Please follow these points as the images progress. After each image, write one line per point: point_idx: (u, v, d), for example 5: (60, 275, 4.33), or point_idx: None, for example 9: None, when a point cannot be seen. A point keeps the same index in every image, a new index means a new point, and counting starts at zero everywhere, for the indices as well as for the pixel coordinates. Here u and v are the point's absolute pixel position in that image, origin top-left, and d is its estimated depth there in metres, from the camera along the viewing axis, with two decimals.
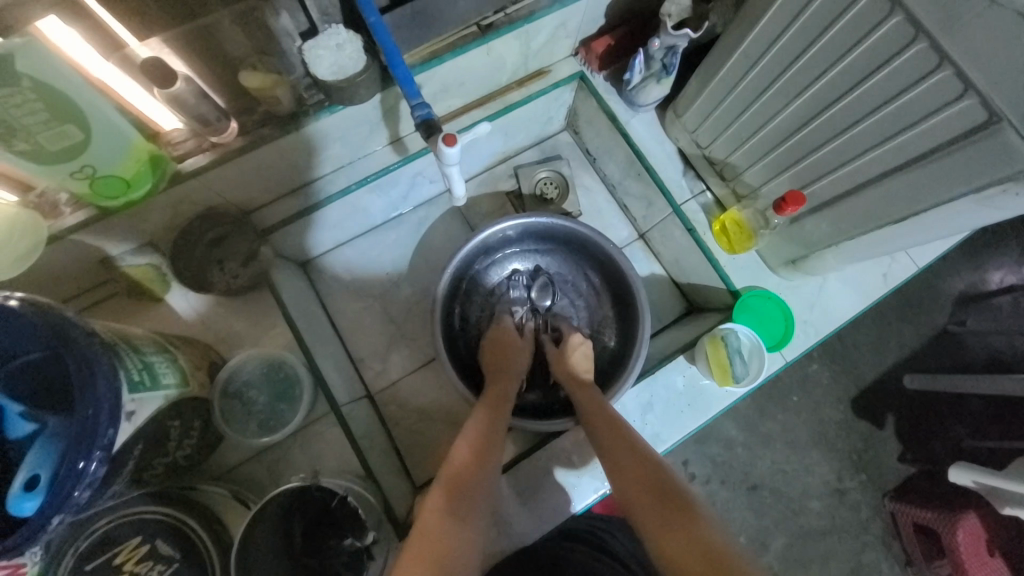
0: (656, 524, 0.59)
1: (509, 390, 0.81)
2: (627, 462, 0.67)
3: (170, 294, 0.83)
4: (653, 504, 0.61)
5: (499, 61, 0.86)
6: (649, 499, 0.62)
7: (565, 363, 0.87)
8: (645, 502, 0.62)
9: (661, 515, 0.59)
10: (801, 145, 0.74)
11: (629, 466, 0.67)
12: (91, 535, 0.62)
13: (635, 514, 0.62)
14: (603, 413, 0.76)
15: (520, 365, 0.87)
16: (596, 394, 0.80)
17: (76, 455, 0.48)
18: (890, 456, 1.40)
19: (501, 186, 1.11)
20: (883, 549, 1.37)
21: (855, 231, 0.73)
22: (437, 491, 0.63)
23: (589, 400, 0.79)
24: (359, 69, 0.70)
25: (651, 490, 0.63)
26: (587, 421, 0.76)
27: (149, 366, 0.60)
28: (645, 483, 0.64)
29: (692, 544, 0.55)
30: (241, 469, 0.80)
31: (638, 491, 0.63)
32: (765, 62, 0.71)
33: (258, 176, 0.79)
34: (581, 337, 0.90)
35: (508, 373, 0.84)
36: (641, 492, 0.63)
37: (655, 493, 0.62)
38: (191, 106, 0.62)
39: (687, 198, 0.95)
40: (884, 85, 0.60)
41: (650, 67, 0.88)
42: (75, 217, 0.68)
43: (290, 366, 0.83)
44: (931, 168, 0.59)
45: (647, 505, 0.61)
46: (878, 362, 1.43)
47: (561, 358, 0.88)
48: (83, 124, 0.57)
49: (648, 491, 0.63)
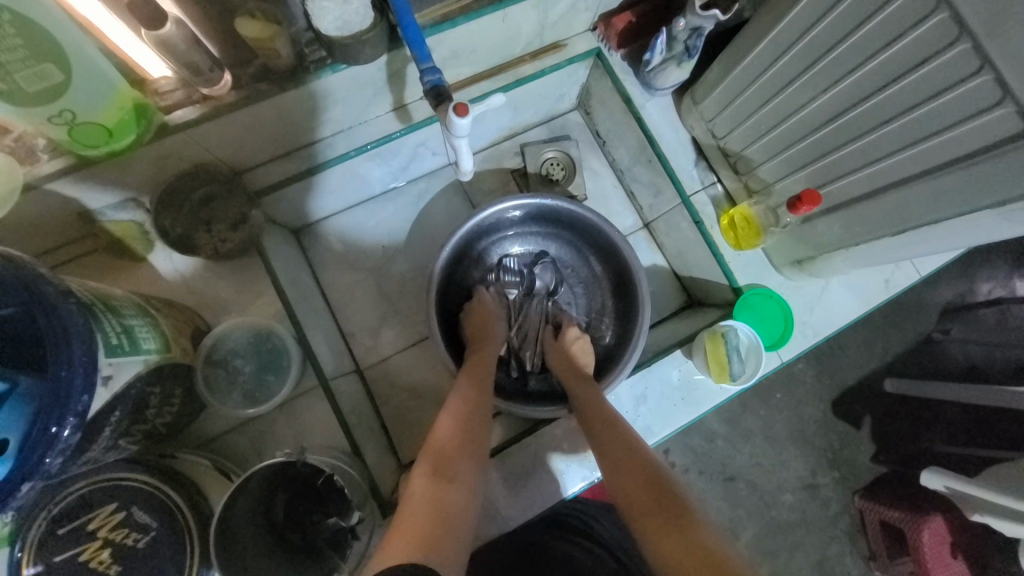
0: (651, 525, 0.59)
1: (489, 362, 0.79)
2: (624, 458, 0.66)
3: (153, 254, 0.77)
4: (646, 499, 0.62)
5: (515, 29, 0.81)
6: (644, 498, 0.62)
7: (562, 343, 0.88)
8: (640, 495, 0.62)
9: (660, 517, 0.59)
10: (821, 142, 0.71)
11: (624, 459, 0.66)
12: (64, 500, 0.60)
13: (630, 509, 0.62)
14: (595, 398, 0.76)
15: (499, 339, 0.84)
16: (592, 385, 0.79)
17: (48, 420, 0.46)
18: (863, 455, 1.43)
19: (506, 163, 1.07)
20: (848, 543, 1.42)
21: (867, 235, 0.72)
22: (424, 467, 0.61)
23: (585, 390, 0.78)
24: (367, 26, 0.65)
25: (643, 482, 0.63)
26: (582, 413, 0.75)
27: (129, 330, 0.56)
28: (641, 481, 0.64)
29: (688, 542, 0.56)
30: (220, 439, 0.77)
31: (636, 488, 0.63)
32: (798, 50, 0.67)
33: (252, 135, 0.75)
34: (578, 330, 0.89)
35: (490, 345, 0.82)
36: (633, 484, 0.64)
37: (649, 485, 0.63)
38: (181, 53, 0.58)
39: (697, 189, 0.92)
40: (921, 85, 0.57)
41: (672, 48, 0.83)
42: (53, 164, 0.64)
43: (277, 337, 0.79)
44: (957, 177, 0.57)
45: (640, 498, 0.62)
46: (862, 364, 1.45)
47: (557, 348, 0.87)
48: (64, 65, 0.51)
49: (640, 482, 0.63)
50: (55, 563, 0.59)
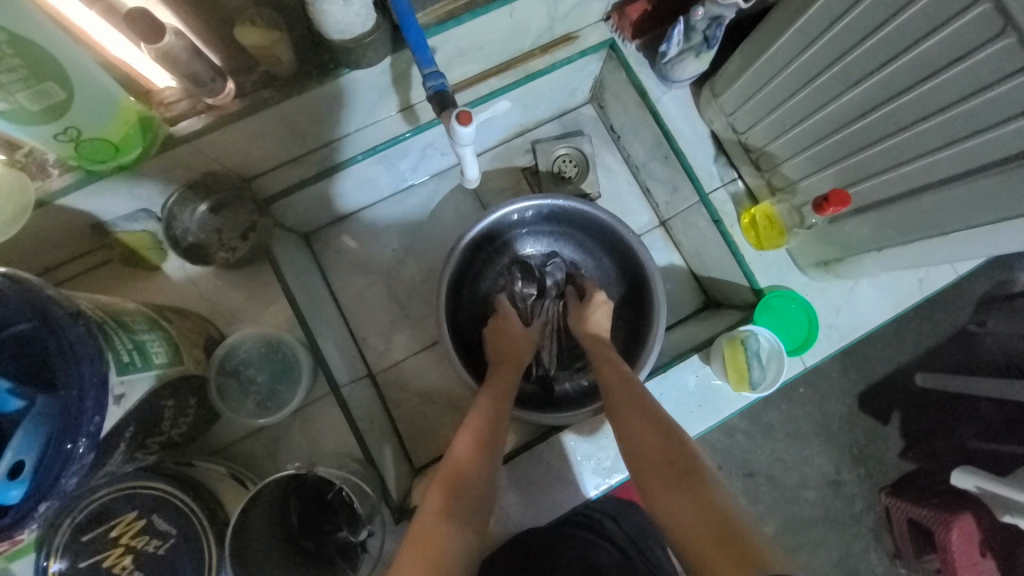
0: (663, 492, 0.56)
1: (515, 376, 0.77)
2: (638, 428, 0.64)
3: (167, 263, 0.80)
4: (662, 474, 0.58)
5: (523, 23, 0.78)
6: (658, 468, 0.59)
7: (581, 324, 0.84)
8: (652, 463, 0.60)
9: (674, 484, 0.56)
10: (850, 139, 0.67)
11: (638, 428, 0.64)
12: (88, 508, 0.62)
13: (643, 478, 0.60)
14: (619, 376, 0.72)
15: (527, 353, 0.82)
16: (613, 351, 0.78)
17: (62, 437, 0.46)
18: (891, 450, 1.36)
19: (517, 161, 1.04)
20: (873, 541, 1.36)
21: (900, 236, 0.68)
22: (437, 487, 0.59)
23: (604, 356, 0.77)
24: (368, 29, 0.63)
25: (657, 448, 0.61)
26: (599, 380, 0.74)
27: (140, 346, 0.57)
28: (656, 450, 0.61)
29: (701, 508, 0.53)
30: (235, 447, 0.78)
31: (650, 456, 0.61)
32: (823, 43, 0.63)
33: (258, 142, 0.74)
34: (604, 296, 0.86)
35: (516, 358, 0.80)
36: (653, 462, 0.60)
37: (663, 453, 0.60)
38: (183, 63, 0.56)
39: (716, 186, 0.88)
40: (962, 80, 0.52)
41: (690, 38, 0.79)
42: (64, 179, 0.64)
43: (287, 347, 0.80)
44: (997, 181, 0.53)
45: (661, 476, 0.58)
46: (892, 358, 1.36)
47: (580, 315, 0.85)
48: (65, 84, 0.51)
49: (660, 459, 0.60)
50: (81, 568, 0.62)
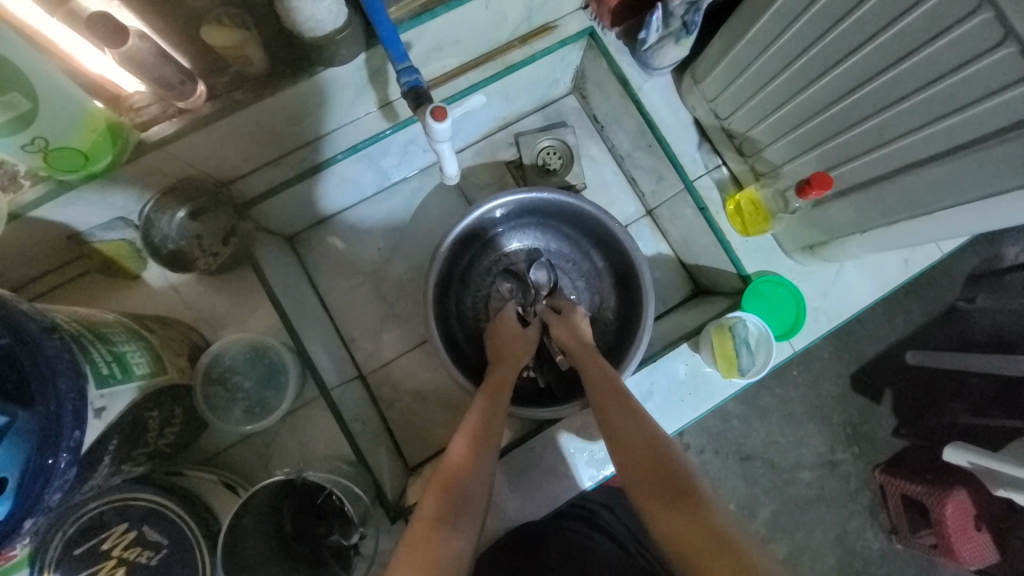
0: (658, 505, 0.56)
1: (512, 377, 0.76)
2: (633, 437, 0.63)
3: (147, 271, 0.79)
4: (653, 482, 0.58)
5: (499, 14, 0.76)
6: (653, 479, 0.58)
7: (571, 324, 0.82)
8: (646, 472, 0.59)
9: (669, 497, 0.56)
10: (831, 121, 0.67)
11: (634, 437, 0.63)
12: (77, 522, 0.61)
13: (636, 488, 0.59)
14: (603, 379, 0.71)
15: (524, 354, 0.81)
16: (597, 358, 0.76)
17: (43, 452, 0.45)
18: (884, 429, 1.37)
19: (500, 155, 1.03)
20: (869, 518, 1.37)
21: (882, 219, 0.68)
22: (432, 490, 0.59)
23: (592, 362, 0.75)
24: (340, 26, 0.62)
25: (652, 458, 0.60)
26: (591, 381, 0.73)
27: (120, 357, 0.56)
28: (650, 461, 0.60)
29: (696, 523, 0.52)
30: (225, 454, 0.78)
31: (645, 467, 0.60)
32: (803, 23, 0.62)
33: (234, 144, 0.72)
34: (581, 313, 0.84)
35: (512, 357, 0.79)
36: (642, 468, 0.60)
37: (658, 465, 0.59)
38: (151, 67, 0.55)
39: (701, 173, 0.88)
40: (940, 57, 0.52)
41: (669, 25, 0.79)
42: (35, 190, 0.62)
43: (273, 352, 0.79)
44: (975, 159, 0.53)
45: (655, 487, 0.57)
46: (881, 338, 1.37)
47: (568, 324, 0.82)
48: (28, 92, 0.49)
49: (656, 472, 0.59)
50: None
